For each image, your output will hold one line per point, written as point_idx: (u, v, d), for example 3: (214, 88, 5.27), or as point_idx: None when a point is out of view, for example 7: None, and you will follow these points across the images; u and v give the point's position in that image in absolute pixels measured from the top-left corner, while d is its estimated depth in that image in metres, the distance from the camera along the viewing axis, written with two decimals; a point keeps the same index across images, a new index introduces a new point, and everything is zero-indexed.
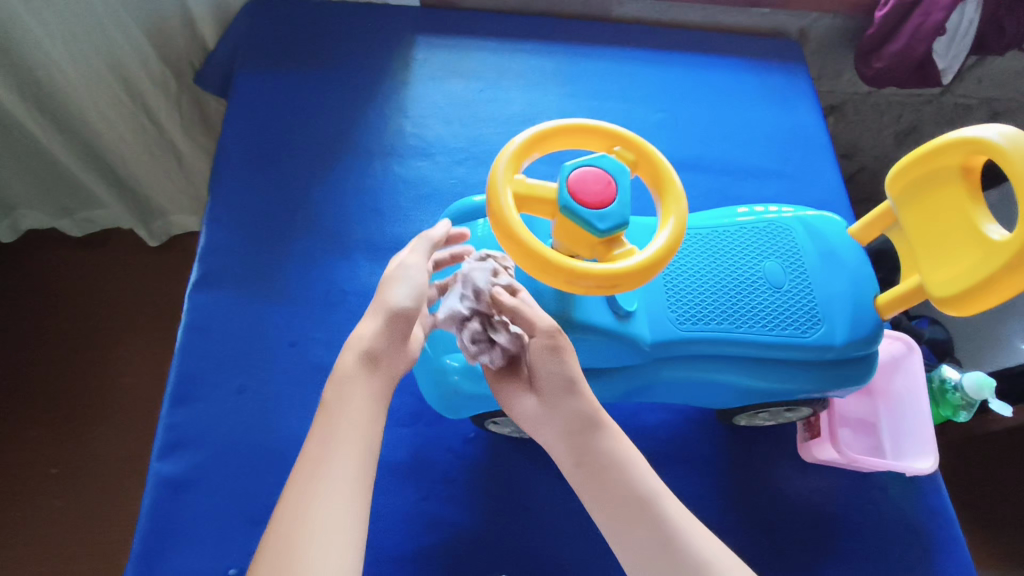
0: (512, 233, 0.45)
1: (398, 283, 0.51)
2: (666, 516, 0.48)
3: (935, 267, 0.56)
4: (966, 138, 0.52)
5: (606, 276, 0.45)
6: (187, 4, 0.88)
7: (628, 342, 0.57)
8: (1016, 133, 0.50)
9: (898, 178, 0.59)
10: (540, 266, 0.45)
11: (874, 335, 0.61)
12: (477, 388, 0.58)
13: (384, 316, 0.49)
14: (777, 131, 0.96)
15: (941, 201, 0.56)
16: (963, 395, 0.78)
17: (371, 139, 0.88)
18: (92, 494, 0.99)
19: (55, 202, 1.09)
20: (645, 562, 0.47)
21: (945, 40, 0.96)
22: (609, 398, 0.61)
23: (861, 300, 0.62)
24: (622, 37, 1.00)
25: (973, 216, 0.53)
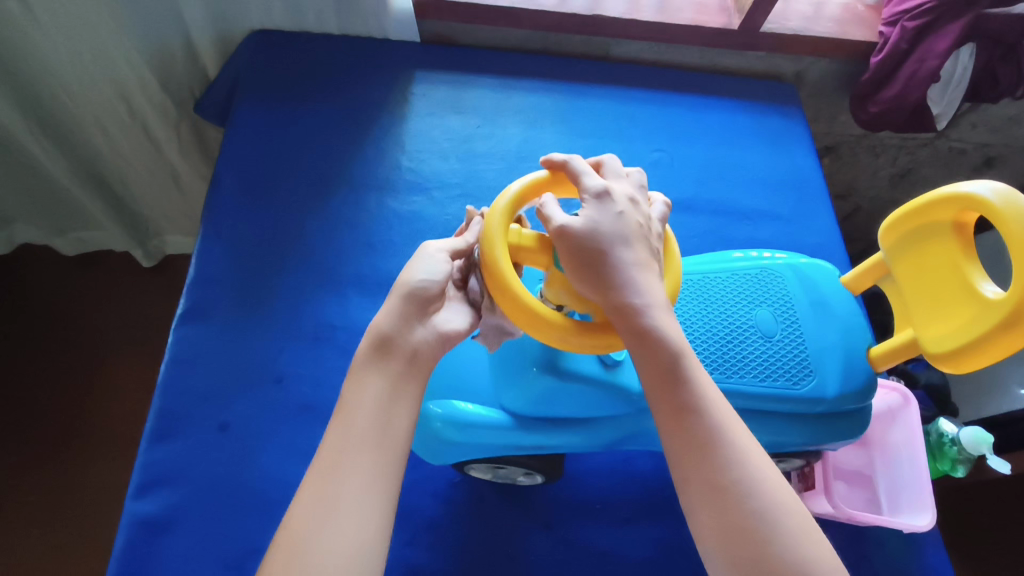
0: (512, 285, 0.44)
1: (420, 269, 0.49)
2: (750, 487, 0.41)
3: (932, 322, 0.56)
4: (961, 194, 0.52)
5: (601, 337, 0.45)
6: (188, 33, 0.89)
7: (615, 391, 0.56)
8: (1008, 190, 0.50)
9: (891, 229, 0.58)
10: (534, 322, 0.44)
11: (866, 389, 0.61)
12: (460, 435, 0.57)
13: (400, 305, 0.47)
14: (773, 173, 0.96)
15: (933, 255, 0.56)
16: (961, 448, 0.77)
17: (368, 173, 0.88)
18: (64, 525, 0.96)
19: (50, 222, 1.09)
20: (726, 522, 0.40)
21: (939, 87, 0.97)
22: (597, 447, 0.60)
23: (853, 352, 0.61)
24: (620, 77, 1.01)
25: (965, 272, 0.53)
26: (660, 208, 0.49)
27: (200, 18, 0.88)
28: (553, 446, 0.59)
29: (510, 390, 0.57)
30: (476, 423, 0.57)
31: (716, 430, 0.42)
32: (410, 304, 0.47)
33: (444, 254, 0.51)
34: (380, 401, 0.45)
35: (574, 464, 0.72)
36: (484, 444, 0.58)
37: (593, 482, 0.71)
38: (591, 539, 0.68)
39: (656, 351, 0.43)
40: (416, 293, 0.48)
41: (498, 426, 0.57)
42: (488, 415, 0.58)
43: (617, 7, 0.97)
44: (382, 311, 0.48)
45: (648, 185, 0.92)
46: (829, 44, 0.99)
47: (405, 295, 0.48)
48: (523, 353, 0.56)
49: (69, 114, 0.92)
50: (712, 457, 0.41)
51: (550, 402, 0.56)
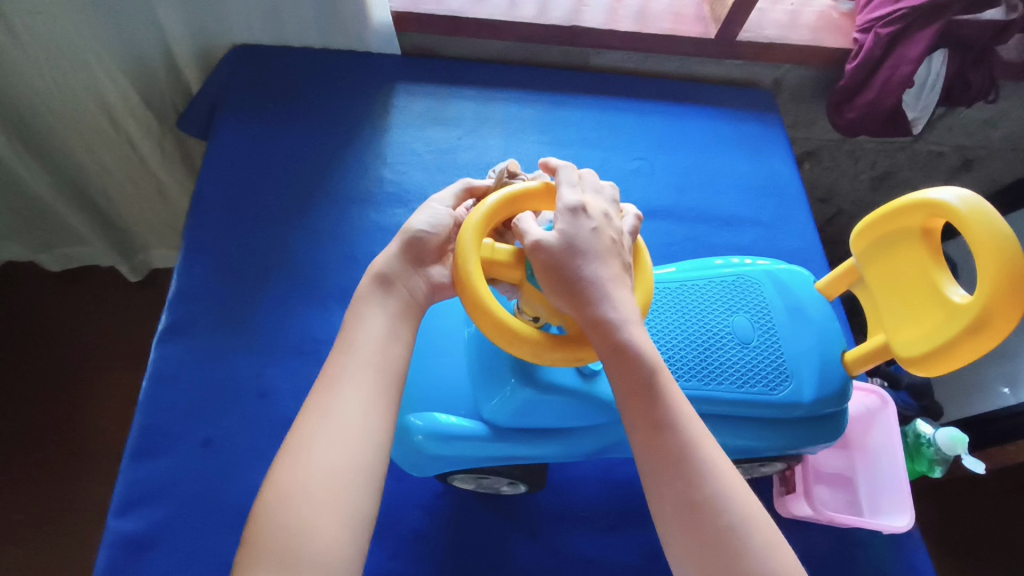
0: (485, 301, 0.45)
1: (421, 212, 0.52)
2: (721, 502, 0.41)
3: (903, 328, 0.57)
4: (927, 200, 0.53)
5: (574, 350, 0.46)
6: (169, 49, 0.89)
7: (593, 402, 0.57)
8: (973, 197, 0.51)
9: (862, 235, 0.60)
10: (508, 338, 0.45)
11: (842, 392, 0.62)
12: (442, 448, 0.58)
13: (402, 243, 0.51)
14: (752, 179, 0.98)
15: (904, 262, 0.58)
16: (938, 449, 0.78)
17: (350, 186, 0.88)
18: (46, 545, 0.95)
19: (35, 239, 1.08)
20: (698, 537, 0.41)
21: (914, 90, 0.98)
22: (577, 456, 0.61)
23: (828, 357, 0.62)
24: (601, 86, 1.02)
25: (935, 278, 0.55)
26: (632, 221, 0.50)
27: (180, 34, 0.88)
28: (534, 457, 0.60)
29: (490, 401, 0.57)
30: (456, 435, 0.58)
31: (689, 447, 0.43)
32: (412, 248, 0.50)
33: (447, 206, 0.54)
34: (361, 400, 0.44)
35: (558, 473, 0.72)
36: (466, 456, 0.58)
37: (577, 490, 0.71)
38: (575, 547, 0.68)
39: (631, 366, 0.44)
40: (416, 233, 0.51)
41: (481, 437, 0.58)
42: (470, 427, 0.58)
43: (596, 17, 0.98)
44: (383, 252, 0.51)
45: (630, 192, 0.93)
46: (805, 51, 1.01)
47: (406, 237, 0.51)
48: (501, 367, 0.57)
49: (49, 130, 0.92)
50: (686, 472, 0.42)
51: (529, 413, 0.57)
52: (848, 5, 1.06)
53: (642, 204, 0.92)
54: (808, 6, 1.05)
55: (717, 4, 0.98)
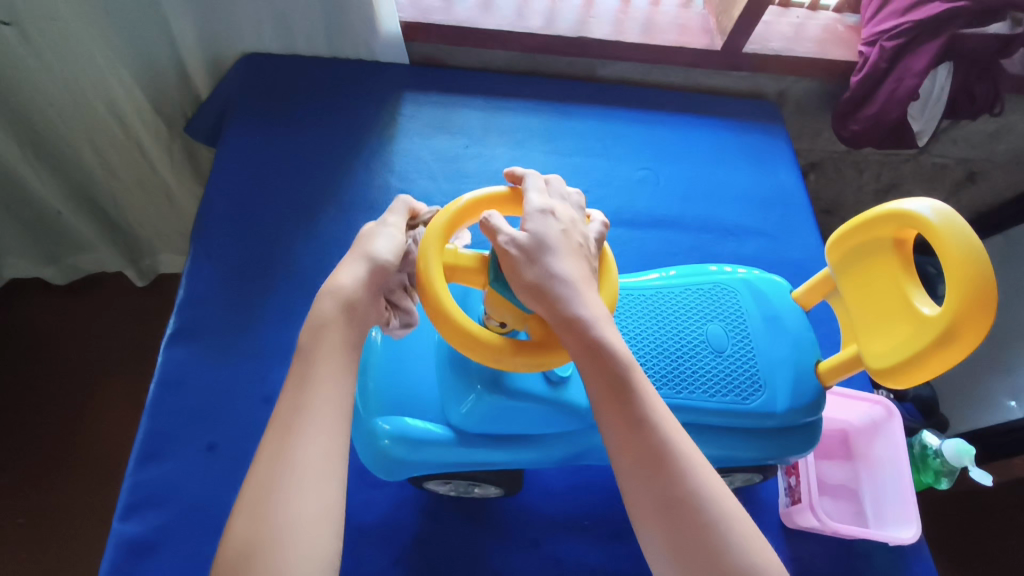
0: (449, 308, 0.46)
1: (380, 236, 0.52)
2: (699, 499, 0.41)
3: (876, 340, 0.58)
4: (899, 212, 0.55)
5: (536, 356, 0.47)
6: (180, 58, 0.91)
7: (563, 407, 0.58)
8: (946, 209, 0.52)
9: (835, 247, 0.62)
10: (470, 344, 0.46)
11: (815, 403, 0.63)
12: (410, 452, 0.59)
13: (366, 265, 0.50)
14: (757, 189, 0.98)
15: (876, 273, 0.59)
16: (944, 460, 0.77)
17: (357, 193, 0.89)
18: (51, 547, 0.96)
19: (41, 249, 1.08)
20: (677, 531, 0.41)
21: (919, 103, 0.98)
22: (550, 463, 0.62)
23: (801, 367, 0.63)
24: (606, 96, 1.03)
25: (905, 289, 0.56)
26: (598, 227, 0.51)
27: (191, 43, 0.90)
28: (507, 463, 0.61)
29: (460, 407, 0.58)
30: (426, 439, 0.59)
31: (666, 443, 0.43)
32: (379, 275, 0.50)
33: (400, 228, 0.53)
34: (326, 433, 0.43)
35: (559, 481, 0.72)
36: (434, 460, 0.59)
37: (579, 497, 0.71)
38: (576, 556, 0.68)
39: (600, 361, 0.44)
40: (382, 258, 0.50)
41: (447, 443, 0.59)
42: (438, 431, 0.59)
43: (602, 28, 0.99)
44: (342, 273, 0.49)
45: (635, 201, 0.93)
46: (809, 64, 1.02)
47: (371, 261, 0.50)
48: (468, 370, 0.57)
49: (58, 136, 0.93)
50: (665, 468, 0.42)
51: (498, 419, 0.58)
52: (854, 19, 1.07)
53: (646, 213, 0.92)
54: (813, 19, 1.06)
55: (722, 16, 0.99)
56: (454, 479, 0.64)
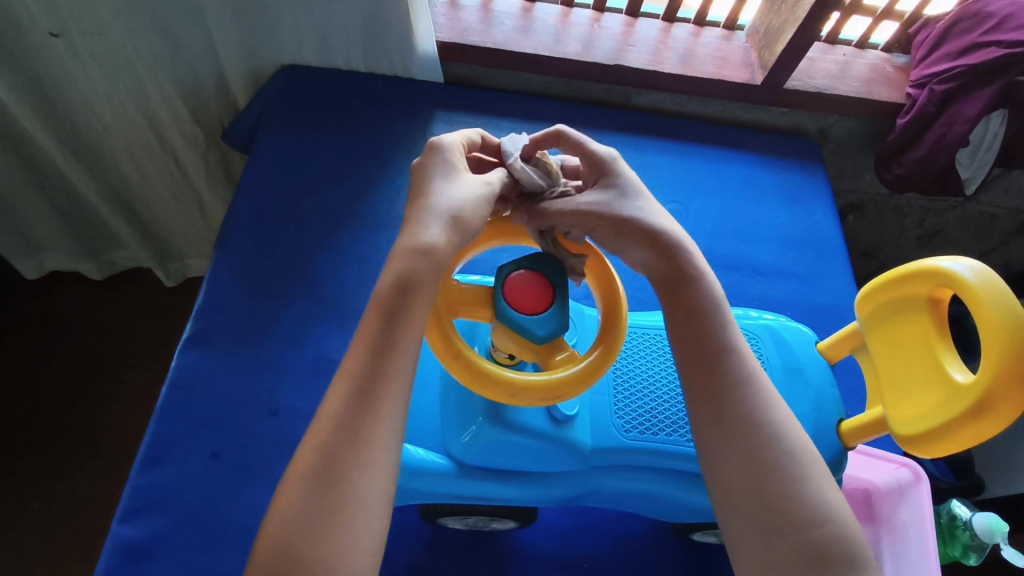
0: (457, 342, 0.45)
1: (453, 186, 0.47)
2: (782, 455, 0.44)
3: (904, 405, 0.55)
4: (934, 270, 0.52)
5: (549, 389, 0.45)
6: (220, 66, 0.93)
7: (567, 445, 0.56)
8: (984, 269, 0.49)
9: (865, 302, 0.59)
10: (481, 380, 0.45)
11: (837, 462, 0.60)
12: (409, 480, 0.58)
13: (448, 222, 0.45)
14: (790, 230, 0.95)
15: (907, 333, 0.56)
16: (974, 535, 0.74)
17: (382, 210, 0.89)
18: (59, 535, 0.97)
19: (79, 246, 1.11)
20: (755, 480, 0.43)
21: (969, 150, 0.95)
22: (550, 502, 0.61)
23: (822, 425, 0.61)
24: (640, 126, 1.01)
25: (938, 354, 0.53)
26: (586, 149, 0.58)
27: (232, 54, 0.92)
28: (505, 497, 0.59)
29: (461, 437, 0.56)
30: (425, 469, 0.58)
31: (755, 405, 0.46)
32: (458, 228, 0.45)
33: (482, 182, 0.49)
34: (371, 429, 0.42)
35: (564, 520, 0.70)
36: (434, 491, 0.58)
37: (581, 538, 0.69)
38: None
39: (707, 325, 0.49)
40: (456, 211, 0.46)
41: (445, 473, 0.58)
42: (438, 461, 0.59)
43: (640, 57, 0.98)
44: (427, 230, 0.44)
45: None
46: (853, 103, 0.98)
47: (448, 218, 0.45)
48: (471, 400, 0.56)
49: (99, 137, 0.95)
50: (748, 423, 0.45)
51: (498, 453, 0.56)
52: (902, 59, 1.03)
53: None
54: (860, 58, 1.03)
55: (766, 50, 0.97)
56: (471, 514, 0.63)
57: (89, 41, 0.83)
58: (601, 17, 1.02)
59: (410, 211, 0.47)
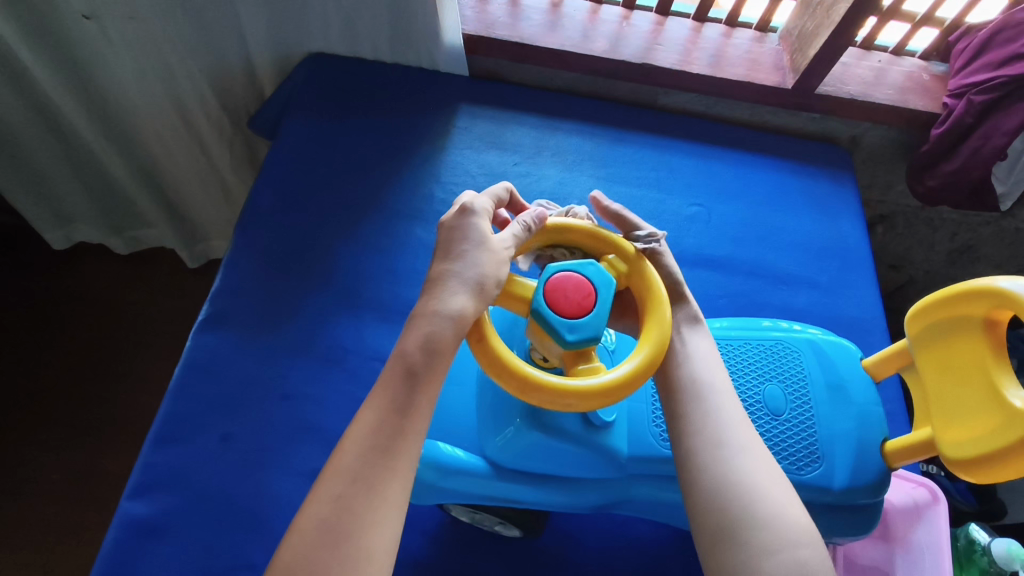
0: (484, 328, 0.44)
1: (477, 252, 0.45)
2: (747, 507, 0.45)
3: (953, 427, 0.53)
4: (993, 291, 0.49)
5: (563, 394, 0.42)
6: (249, 53, 0.94)
7: (604, 451, 0.55)
8: None
9: (916, 319, 0.57)
10: (497, 369, 0.43)
11: (879, 483, 0.58)
12: (442, 479, 0.56)
13: (473, 291, 0.44)
14: (816, 238, 0.93)
15: (959, 353, 0.54)
16: (992, 560, 0.71)
17: (401, 201, 0.89)
18: (74, 508, 0.99)
19: (107, 220, 1.13)
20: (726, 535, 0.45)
21: (1006, 164, 0.92)
22: (584, 509, 0.59)
23: (867, 444, 0.59)
24: (666, 126, 1.00)
25: (993, 377, 0.51)
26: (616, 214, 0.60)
27: (261, 40, 0.92)
28: (536, 501, 0.58)
29: (496, 438, 0.55)
30: (459, 468, 0.57)
31: (725, 457, 0.47)
32: (483, 297, 0.44)
33: (505, 243, 0.47)
34: (374, 418, 0.41)
35: (572, 521, 0.69)
36: (465, 491, 0.57)
37: (588, 540, 0.68)
38: None
39: (700, 395, 0.51)
40: (481, 279, 0.44)
41: (478, 473, 0.57)
42: (471, 462, 0.57)
43: (669, 57, 0.96)
44: (452, 299, 0.43)
45: (683, 237, 0.90)
46: (888, 110, 0.96)
47: (475, 288, 0.44)
48: (510, 405, 0.55)
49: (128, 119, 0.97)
50: (717, 476, 0.47)
51: (534, 456, 0.55)
52: (941, 68, 1.00)
53: (694, 251, 0.88)
54: (897, 65, 1.00)
55: (798, 54, 0.95)
56: (478, 510, 0.63)
57: (120, 24, 0.84)
58: (631, 15, 1.01)
59: (434, 273, 0.46)
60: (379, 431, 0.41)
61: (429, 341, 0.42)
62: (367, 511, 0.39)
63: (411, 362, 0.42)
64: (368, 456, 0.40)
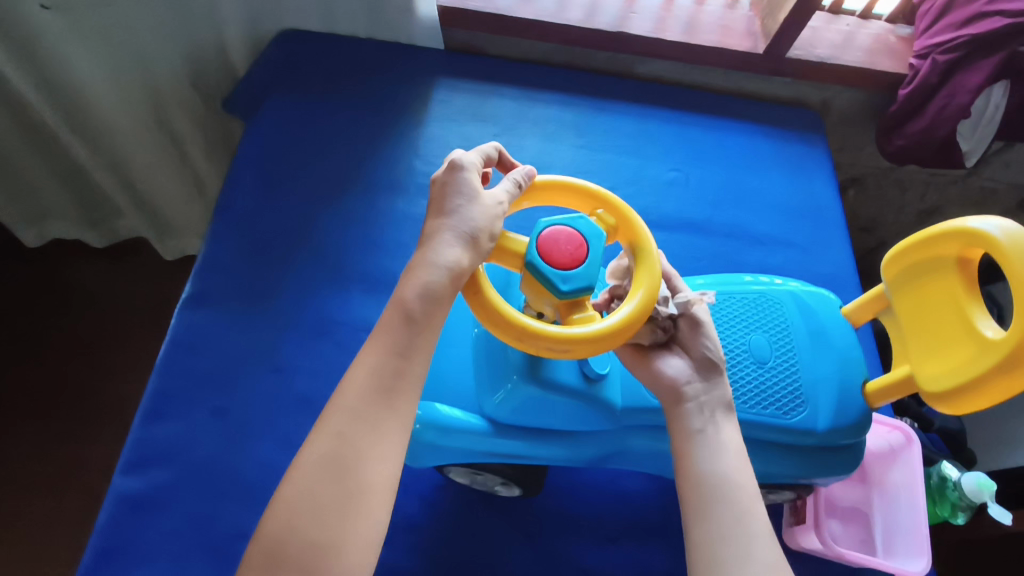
0: (480, 281, 0.45)
1: (469, 207, 0.46)
2: None
3: (930, 361, 0.56)
4: (966, 230, 0.52)
5: (561, 340, 0.44)
6: (221, 30, 0.92)
7: (600, 404, 0.57)
8: (1016, 229, 0.50)
9: (893, 263, 0.59)
10: (494, 320, 0.44)
11: (860, 423, 0.61)
12: (441, 439, 0.58)
13: (467, 245, 0.45)
14: (790, 199, 0.95)
15: (933, 293, 0.56)
16: (962, 494, 0.75)
17: (382, 175, 0.89)
18: (63, 497, 0.99)
19: (81, 209, 1.11)
20: None
21: (971, 121, 0.95)
22: (579, 462, 0.61)
23: (848, 387, 0.62)
24: (642, 94, 1.01)
25: (965, 310, 0.53)
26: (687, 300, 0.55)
27: (232, 17, 0.91)
28: (532, 456, 0.60)
29: (494, 396, 0.57)
30: (458, 428, 0.58)
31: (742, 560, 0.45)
32: (476, 251, 0.45)
33: (497, 199, 0.48)
34: (369, 369, 0.42)
35: (564, 479, 0.71)
36: (464, 449, 0.58)
37: (580, 495, 0.70)
38: (573, 555, 0.67)
39: (732, 497, 0.47)
40: (475, 234, 0.45)
41: (477, 432, 0.58)
42: (470, 420, 0.58)
43: (643, 25, 0.97)
44: (447, 253, 0.44)
45: (662, 202, 0.91)
46: (856, 73, 0.98)
47: (469, 243, 0.45)
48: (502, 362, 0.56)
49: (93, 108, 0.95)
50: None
51: (532, 411, 0.57)
52: (907, 30, 1.03)
53: (673, 215, 0.90)
54: (865, 29, 1.02)
55: (769, 19, 0.96)
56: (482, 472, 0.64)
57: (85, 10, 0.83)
58: None
59: (427, 228, 0.46)
60: (375, 381, 0.42)
61: (419, 291, 0.43)
62: (365, 458, 0.40)
63: (403, 315, 0.43)
64: (365, 403, 0.41)
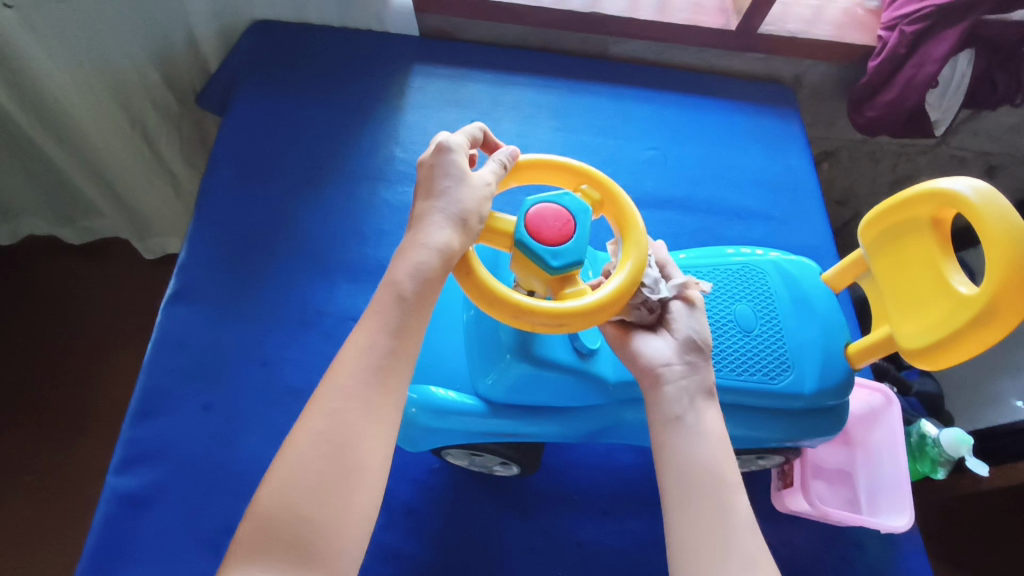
0: (471, 260, 0.45)
1: (457, 188, 0.46)
2: None
3: (909, 320, 0.58)
4: (940, 192, 0.53)
5: (555, 314, 0.44)
6: (188, 24, 0.90)
7: (592, 379, 0.58)
8: (987, 188, 0.51)
9: (870, 227, 0.61)
10: (486, 298, 0.45)
11: (844, 385, 0.63)
12: (435, 422, 0.58)
13: (456, 226, 0.45)
14: (767, 174, 0.96)
15: (910, 254, 0.58)
16: (941, 450, 0.77)
17: (362, 163, 0.88)
18: (53, 502, 0.98)
19: (55, 213, 1.09)
20: None
21: (938, 91, 0.96)
22: (574, 437, 0.62)
23: (832, 352, 0.63)
24: (618, 75, 1.01)
25: (940, 269, 0.55)
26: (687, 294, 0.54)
27: (201, 10, 0.90)
28: (527, 434, 0.60)
29: (487, 377, 0.58)
30: (452, 410, 0.58)
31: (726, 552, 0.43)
32: (466, 232, 0.45)
33: (484, 179, 0.48)
34: (360, 352, 0.42)
35: (557, 456, 0.72)
36: (459, 430, 0.59)
37: (573, 471, 0.72)
38: (569, 530, 0.68)
39: (709, 473, 0.46)
40: (463, 215, 0.46)
41: (472, 413, 0.59)
42: (464, 402, 0.59)
43: (616, 6, 0.97)
44: (437, 234, 0.44)
45: (641, 181, 0.92)
46: (826, 47, 1.00)
47: (458, 223, 0.45)
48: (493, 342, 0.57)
49: None
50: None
51: (526, 389, 0.57)
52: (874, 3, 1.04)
53: (653, 194, 0.91)
54: (833, 3, 1.03)
55: None
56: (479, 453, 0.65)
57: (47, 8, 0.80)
58: None
59: (416, 212, 0.47)
60: (367, 364, 0.42)
61: (409, 272, 0.44)
62: (361, 439, 0.41)
63: (391, 297, 0.43)
64: (359, 385, 0.41)
